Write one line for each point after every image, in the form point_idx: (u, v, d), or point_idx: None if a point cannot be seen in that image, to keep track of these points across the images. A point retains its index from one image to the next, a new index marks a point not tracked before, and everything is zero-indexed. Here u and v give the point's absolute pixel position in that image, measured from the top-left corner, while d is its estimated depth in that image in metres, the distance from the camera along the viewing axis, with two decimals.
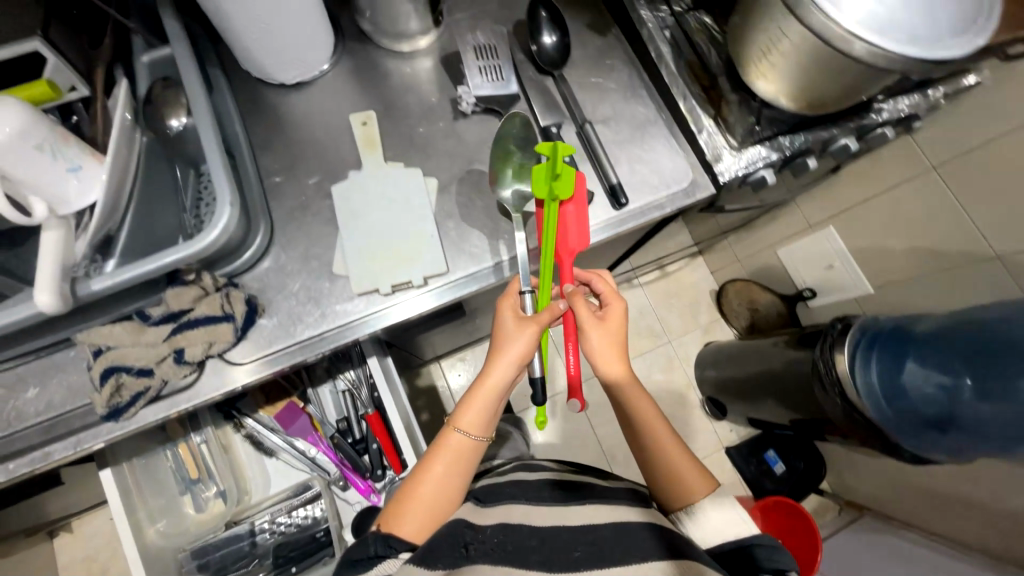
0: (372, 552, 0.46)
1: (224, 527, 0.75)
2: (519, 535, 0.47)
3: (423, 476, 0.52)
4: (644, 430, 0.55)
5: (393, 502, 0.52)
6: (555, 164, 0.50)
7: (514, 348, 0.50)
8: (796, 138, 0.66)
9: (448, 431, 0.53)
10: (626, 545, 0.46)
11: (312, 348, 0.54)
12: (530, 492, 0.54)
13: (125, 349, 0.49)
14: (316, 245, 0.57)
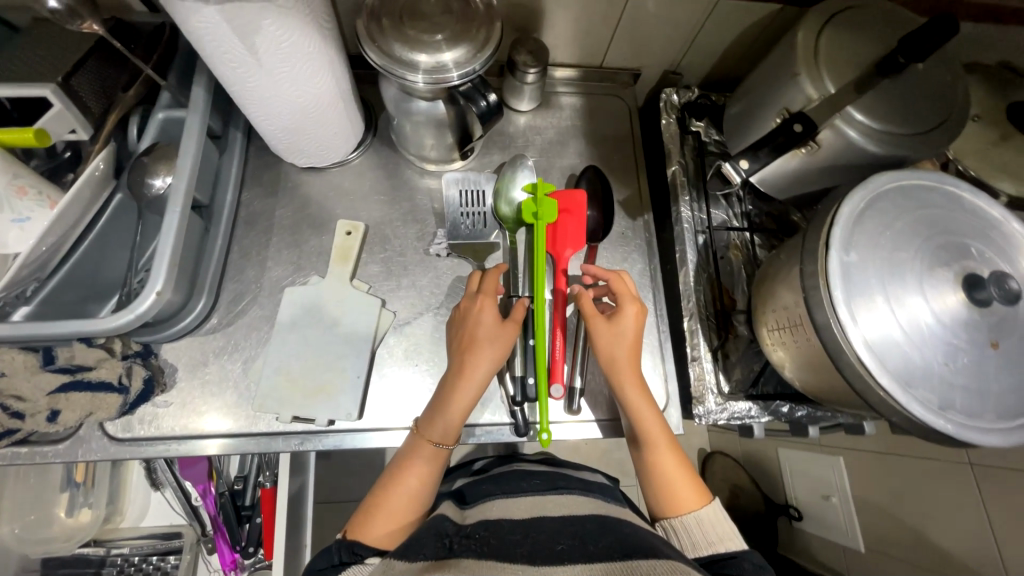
0: (338, 560, 0.42)
1: (80, 546, 0.73)
2: (502, 533, 0.43)
3: (394, 482, 0.48)
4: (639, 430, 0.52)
5: (360, 509, 0.48)
6: (537, 197, 0.58)
7: (490, 341, 0.50)
8: (798, 409, 0.58)
9: (423, 442, 0.50)
10: (611, 545, 0.40)
11: (183, 450, 0.51)
12: (508, 488, 0.52)
13: (9, 387, 0.47)
14: (247, 339, 0.54)
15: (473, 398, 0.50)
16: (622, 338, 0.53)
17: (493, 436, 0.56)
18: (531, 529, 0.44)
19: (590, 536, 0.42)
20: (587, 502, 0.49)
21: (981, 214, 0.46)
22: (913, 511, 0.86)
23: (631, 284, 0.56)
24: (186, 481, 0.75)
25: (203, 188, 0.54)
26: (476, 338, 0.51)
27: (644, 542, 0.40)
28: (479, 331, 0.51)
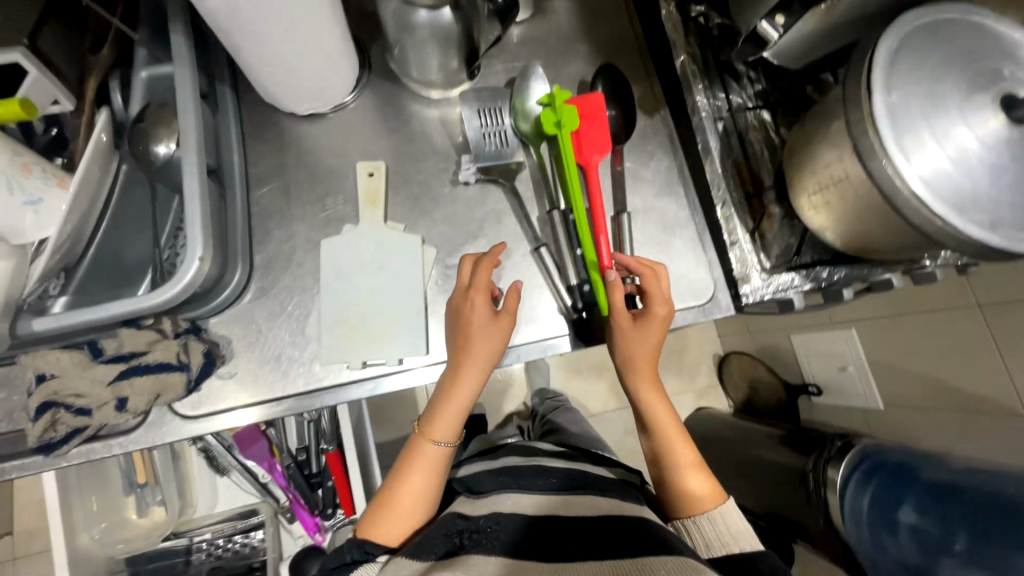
0: (351, 558, 0.46)
1: (162, 539, 0.74)
2: (508, 526, 0.48)
3: (399, 482, 0.51)
4: (657, 430, 0.57)
5: (372, 504, 0.51)
6: (556, 104, 0.55)
7: (483, 343, 0.50)
8: (837, 272, 0.61)
9: (424, 442, 0.52)
10: (623, 541, 0.45)
11: (260, 416, 0.50)
12: (522, 479, 0.55)
13: (69, 385, 0.46)
14: (293, 299, 0.53)
15: (470, 400, 0.51)
16: (646, 342, 0.53)
17: (550, 348, 0.56)
18: (545, 527, 0.48)
19: (602, 533, 0.47)
20: (604, 500, 0.53)
21: (1004, 39, 0.46)
22: (923, 360, 0.92)
23: (665, 280, 0.54)
24: (251, 461, 0.76)
25: (209, 151, 0.51)
26: (470, 337, 0.49)
27: (651, 538, 0.45)
28: (472, 327, 0.49)
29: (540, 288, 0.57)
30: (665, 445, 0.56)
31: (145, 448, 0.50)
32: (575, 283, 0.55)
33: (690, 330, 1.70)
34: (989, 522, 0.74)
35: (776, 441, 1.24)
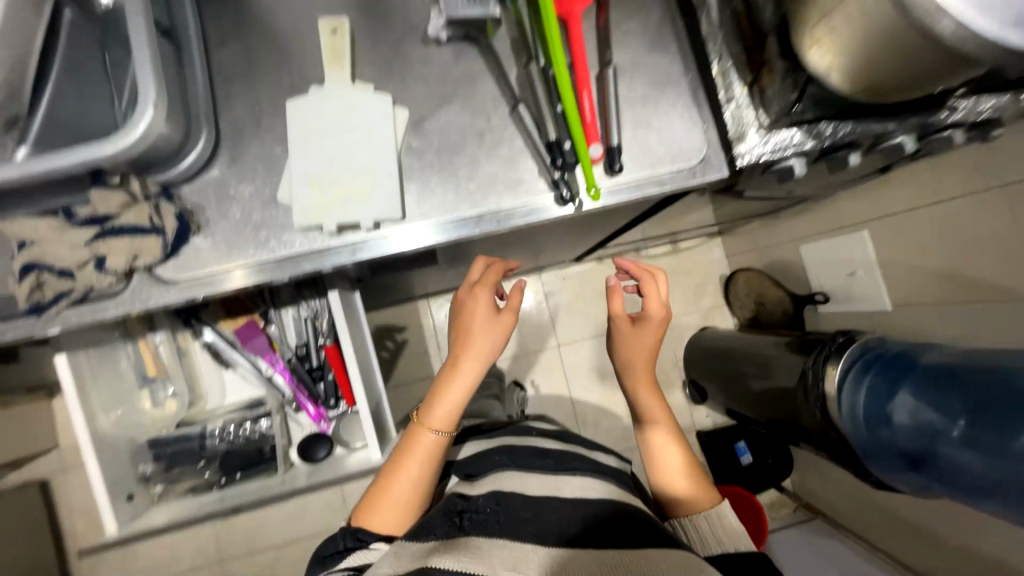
0: (345, 545, 0.55)
1: (176, 427, 0.78)
2: (510, 510, 0.53)
3: (397, 472, 0.60)
4: (654, 428, 0.67)
5: (368, 496, 0.60)
6: None
7: (478, 340, 0.58)
8: (841, 128, 0.56)
9: (422, 431, 0.60)
10: (618, 521, 0.51)
11: (240, 280, 0.50)
12: (520, 459, 0.63)
13: (49, 248, 0.46)
14: (263, 167, 0.51)
15: (465, 392, 0.61)
16: (642, 345, 0.67)
17: (539, 212, 0.54)
18: (545, 510, 0.53)
19: (595, 514, 0.52)
20: (596, 485, 0.60)
21: None
22: (937, 254, 0.89)
23: (660, 285, 0.66)
24: (254, 355, 0.80)
25: (159, 5, 0.48)
26: (470, 332, 0.58)
27: (647, 531, 0.50)
28: (473, 323, 0.59)
29: (519, 151, 0.54)
30: (661, 441, 0.66)
31: (134, 314, 0.51)
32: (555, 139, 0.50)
33: (697, 251, 1.68)
34: (988, 406, 0.66)
35: (784, 347, 1.23)
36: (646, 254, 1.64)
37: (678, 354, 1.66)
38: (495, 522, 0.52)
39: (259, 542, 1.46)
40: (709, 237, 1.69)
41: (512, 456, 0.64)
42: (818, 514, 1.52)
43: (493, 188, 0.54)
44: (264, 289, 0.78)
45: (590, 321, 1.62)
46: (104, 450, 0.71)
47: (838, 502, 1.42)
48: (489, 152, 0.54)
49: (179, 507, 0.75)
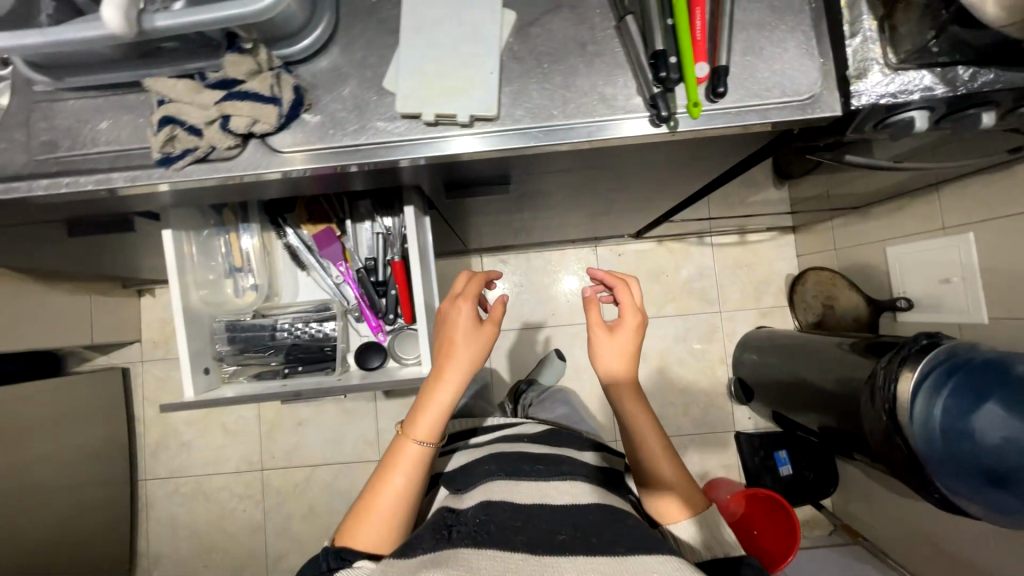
0: (331, 564, 0.65)
1: (253, 315, 0.85)
2: (504, 521, 0.64)
3: (385, 485, 0.71)
4: (638, 437, 0.75)
5: (354, 519, 0.71)
6: None
7: (462, 354, 0.70)
8: (981, 75, 0.51)
9: (408, 442, 0.71)
10: (599, 534, 0.61)
11: (341, 159, 0.53)
12: (511, 468, 0.74)
13: (182, 105, 0.52)
14: (373, 55, 0.54)
15: (446, 405, 0.72)
16: (621, 353, 0.74)
17: (625, 128, 0.53)
18: (537, 522, 0.64)
19: (584, 528, 0.62)
20: (584, 491, 0.70)
21: None
22: None
23: (632, 297, 0.75)
24: (329, 262, 0.86)
25: None
26: (453, 343, 0.70)
27: (637, 538, 0.59)
28: (453, 337, 0.71)
29: (620, 68, 0.54)
30: (646, 452, 0.75)
31: (244, 180, 0.55)
32: (662, 47, 0.49)
33: (765, 246, 1.59)
34: None
35: (845, 350, 1.15)
36: (708, 241, 1.58)
37: (727, 350, 1.59)
38: (491, 532, 0.62)
39: (297, 459, 1.57)
40: (780, 233, 1.60)
41: (507, 466, 0.75)
42: (858, 538, 1.39)
43: (588, 102, 0.53)
44: (347, 200, 0.82)
45: None
46: (194, 322, 0.79)
47: (882, 531, 1.32)
48: (590, 66, 0.54)
49: (243, 387, 0.81)
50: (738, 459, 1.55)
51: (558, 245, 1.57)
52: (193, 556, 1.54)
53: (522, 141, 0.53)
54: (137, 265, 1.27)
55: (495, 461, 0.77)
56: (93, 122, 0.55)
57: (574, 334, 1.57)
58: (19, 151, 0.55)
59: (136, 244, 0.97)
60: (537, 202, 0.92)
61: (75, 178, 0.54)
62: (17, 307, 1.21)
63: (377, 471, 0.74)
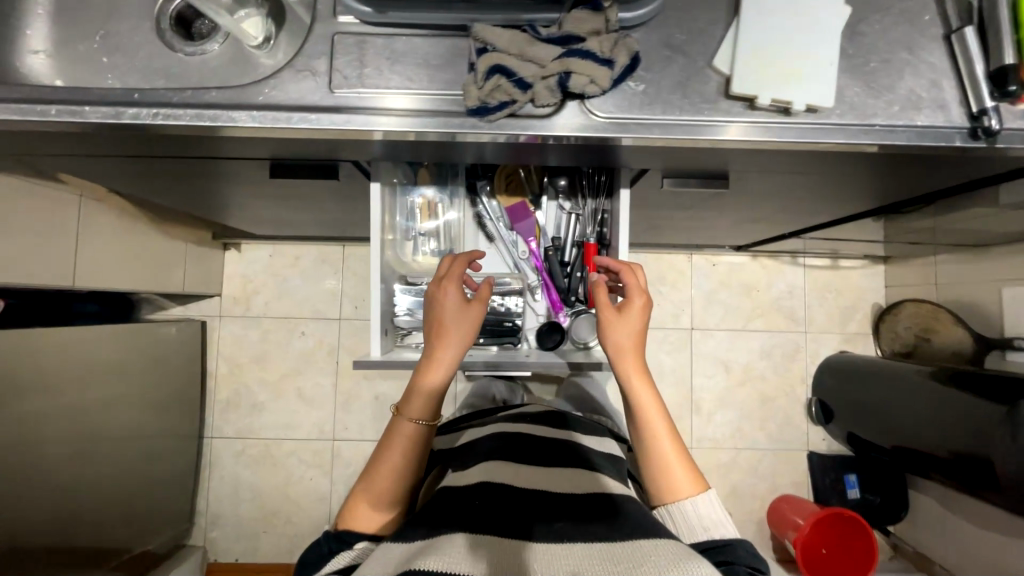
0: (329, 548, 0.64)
1: (436, 281, 0.84)
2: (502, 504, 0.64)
3: (380, 466, 0.70)
4: (643, 424, 0.71)
5: (351, 502, 0.69)
6: None
7: (454, 329, 0.70)
8: None
9: (404, 420, 0.71)
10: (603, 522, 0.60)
11: (666, 133, 0.52)
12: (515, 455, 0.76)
13: (510, 56, 0.50)
14: (698, 31, 0.53)
15: (439, 380, 0.72)
16: (629, 327, 0.70)
17: (942, 138, 0.53)
18: (541, 508, 0.64)
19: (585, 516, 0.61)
20: (589, 482, 0.71)
21: None
22: None
23: (639, 276, 0.72)
24: (517, 235, 0.85)
25: None
26: (446, 317, 0.70)
27: (635, 524, 0.59)
28: (446, 313, 0.71)
29: (946, 75, 0.53)
30: (652, 441, 0.70)
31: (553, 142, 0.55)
32: (1016, 61, 0.49)
33: (856, 273, 1.63)
34: None
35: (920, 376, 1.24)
36: (802, 262, 1.61)
37: (807, 370, 1.62)
38: (490, 512, 0.61)
39: (370, 433, 1.55)
40: (871, 262, 1.63)
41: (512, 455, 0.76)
42: (930, 566, 1.41)
43: (912, 106, 0.53)
44: (546, 176, 0.83)
45: (727, 313, 1.60)
46: (386, 279, 0.79)
47: (956, 564, 1.34)
48: (915, 70, 0.53)
49: None
50: (807, 478, 1.57)
51: (657, 248, 1.58)
52: (252, 520, 1.54)
53: (843, 136, 0.53)
54: (253, 218, 1.24)
55: (499, 447, 0.78)
56: (395, 63, 0.53)
57: (661, 339, 1.58)
58: (318, 84, 0.53)
59: (299, 196, 0.94)
60: (718, 203, 0.92)
61: (381, 118, 0.53)
62: (125, 249, 1.18)
63: (372, 454, 0.73)
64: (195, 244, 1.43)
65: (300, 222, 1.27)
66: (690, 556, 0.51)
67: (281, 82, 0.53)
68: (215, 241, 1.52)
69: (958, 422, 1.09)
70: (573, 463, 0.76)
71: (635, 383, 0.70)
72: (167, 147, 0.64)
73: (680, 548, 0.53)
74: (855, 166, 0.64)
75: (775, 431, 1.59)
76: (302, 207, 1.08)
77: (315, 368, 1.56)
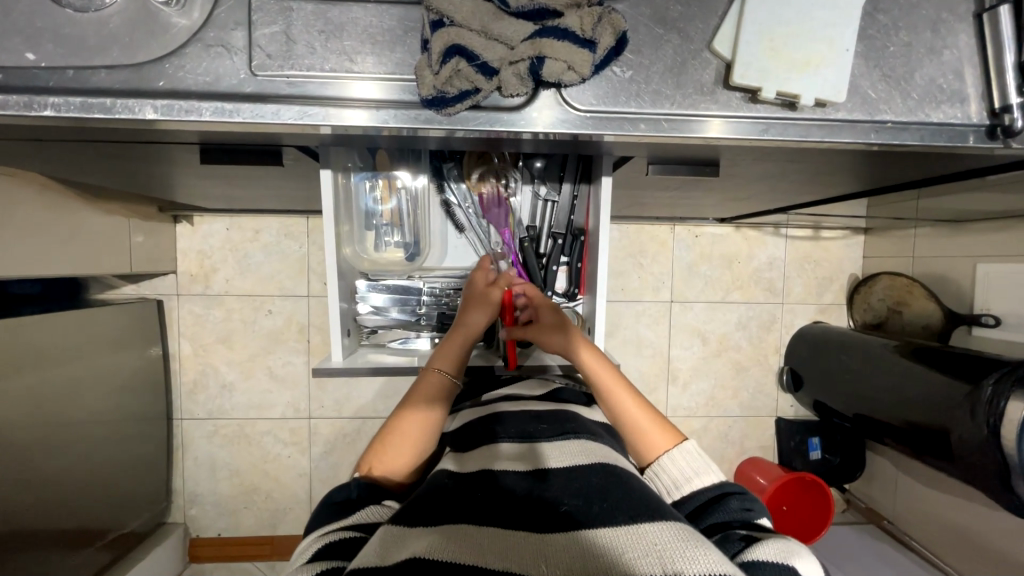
0: (354, 496, 0.58)
1: (402, 276, 0.79)
2: (504, 494, 0.53)
3: (409, 419, 0.69)
4: (610, 397, 0.72)
5: (375, 452, 0.66)
6: None
7: (489, 303, 0.72)
8: None
9: (433, 375, 0.71)
10: (613, 505, 0.49)
11: (657, 131, 0.46)
12: (524, 432, 0.66)
13: (471, 32, 0.41)
14: (694, 6, 0.44)
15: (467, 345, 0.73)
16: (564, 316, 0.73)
17: (957, 138, 0.47)
18: (542, 490, 0.54)
19: (594, 498, 0.51)
20: (594, 448, 0.61)
21: None
22: None
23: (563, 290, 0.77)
24: (489, 224, 0.79)
25: None
26: (483, 293, 0.73)
27: (644, 504, 0.49)
28: (482, 290, 0.73)
29: (971, 63, 0.47)
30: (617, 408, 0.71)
31: (534, 137, 0.47)
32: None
33: (836, 243, 1.61)
34: None
35: (889, 351, 1.27)
36: (785, 232, 1.58)
37: (782, 340, 1.64)
38: (488, 504, 0.51)
39: (346, 410, 1.52)
40: (852, 232, 1.61)
41: (506, 431, 0.67)
42: (882, 519, 1.53)
43: (931, 98, 0.47)
44: (520, 159, 0.76)
45: (708, 285, 1.58)
46: (345, 276, 0.73)
47: (906, 516, 1.45)
48: (938, 56, 0.47)
49: (397, 355, 0.77)
50: (775, 441, 1.64)
51: (639, 218, 1.52)
52: (233, 496, 1.54)
53: (848, 136, 0.47)
54: (199, 194, 1.12)
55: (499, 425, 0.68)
56: (331, 39, 0.43)
57: (640, 311, 1.56)
58: (237, 64, 0.43)
59: (243, 176, 0.83)
60: (706, 185, 0.85)
61: (313, 110, 0.44)
62: (53, 229, 1.05)
63: (396, 411, 0.71)
64: (139, 218, 1.30)
65: (253, 197, 1.16)
66: (695, 540, 0.43)
67: (187, 61, 0.43)
68: (163, 214, 1.39)
69: (922, 396, 1.13)
70: (572, 431, 0.65)
71: (584, 354, 0.72)
72: (64, 134, 0.53)
73: (689, 532, 0.44)
74: (856, 159, 0.58)
75: (747, 399, 1.64)
76: (249, 184, 0.96)
77: (285, 347, 1.50)
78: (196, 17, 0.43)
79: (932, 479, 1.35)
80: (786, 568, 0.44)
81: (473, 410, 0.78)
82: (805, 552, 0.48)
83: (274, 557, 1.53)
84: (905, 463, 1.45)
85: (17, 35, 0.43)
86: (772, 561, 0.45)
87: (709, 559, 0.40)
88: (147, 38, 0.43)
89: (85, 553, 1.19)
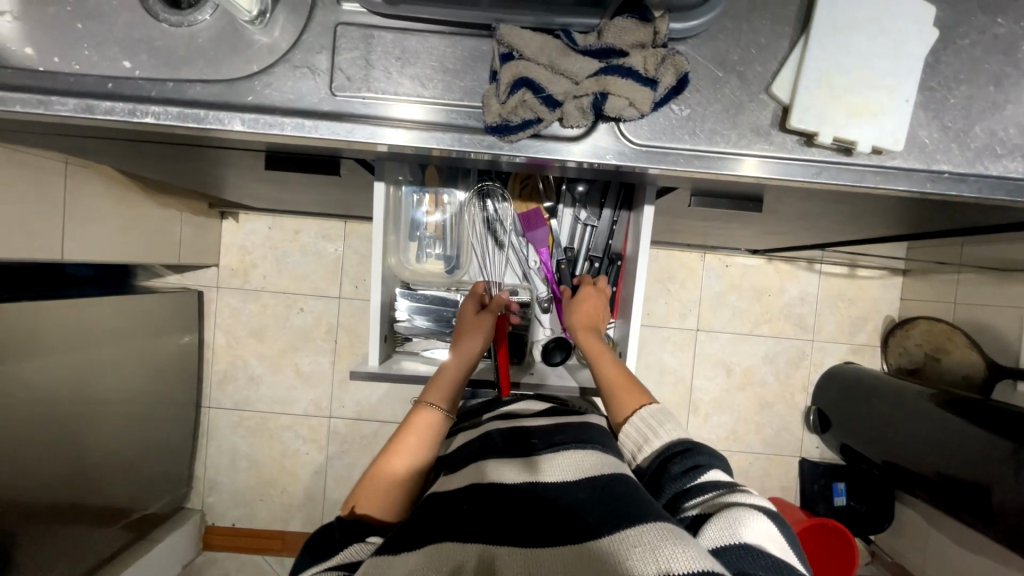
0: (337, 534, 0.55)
1: (439, 287, 0.81)
2: (490, 506, 0.53)
3: (398, 449, 0.68)
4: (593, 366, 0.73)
5: (363, 488, 0.64)
6: None
7: (477, 325, 0.74)
8: None
9: (425, 404, 0.71)
10: (598, 512, 0.48)
11: (707, 167, 0.46)
12: (517, 448, 0.63)
13: (538, 66, 0.44)
14: (754, 51, 0.46)
15: (459, 372, 0.74)
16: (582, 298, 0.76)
17: (1018, 192, 0.47)
18: (529, 502, 0.53)
19: (579, 510, 0.50)
20: (582, 461, 0.58)
21: None
22: None
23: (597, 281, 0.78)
24: (528, 243, 0.81)
25: None
26: (472, 316, 0.76)
27: (628, 507, 0.48)
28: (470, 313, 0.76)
29: None
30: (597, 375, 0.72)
31: (578, 167, 0.49)
32: None
33: (873, 283, 1.57)
34: None
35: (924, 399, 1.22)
36: (819, 268, 1.55)
37: (810, 377, 1.59)
38: (477, 518, 0.51)
39: (367, 412, 1.55)
40: (890, 273, 1.57)
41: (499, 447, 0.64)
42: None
43: (990, 152, 0.47)
44: (563, 183, 0.78)
45: (736, 316, 1.56)
46: (387, 283, 0.75)
47: None
48: (1000, 110, 0.47)
49: (428, 364, 0.79)
50: (796, 483, 1.58)
51: (670, 244, 1.52)
52: (249, 488, 1.57)
53: (903, 183, 0.47)
54: (251, 195, 1.18)
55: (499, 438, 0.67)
56: (406, 66, 0.46)
57: (665, 337, 1.54)
58: (318, 85, 0.46)
59: (299, 182, 0.88)
60: (747, 218, 0.85)
61: (383, 130, 0.47)
62: (115, 219, 1.13)
63: (387, 444, 0.69)
64: (191, 213, 1.38)
65: (300, 201, 1.22)
66: (676, 535, 0.42)
67: (274, 79, 0.46)
68: (213, 210, 1.46)
69: (958, 450, 1.08)
70: (561, 443, 0.62)
71: (578, 328, 0.74)
72: (153, 137, 0.58)
73: (670, 531, 0.43)
74: (908, 205, 0.58)
75: (770, 436, 1.59)
76: (302, 189, 1.01)
77: (313, 346, 1.54)
78: (286, 40, 0.47)
79: (967, 538, 1.28)
80: (740, 548, 0.42)
81: (472, 430, 0.73)
82: (750, 515, 0.46)
83: (284, 553, 1.55)
84: (937, 519, 1.37)
85: (127, 49, 0.47)
86: (725, 544, 0.43)
87: (688, 555, 0.39)
88: (239, 56, 0.47)
89: (108, 530, 1.24)
